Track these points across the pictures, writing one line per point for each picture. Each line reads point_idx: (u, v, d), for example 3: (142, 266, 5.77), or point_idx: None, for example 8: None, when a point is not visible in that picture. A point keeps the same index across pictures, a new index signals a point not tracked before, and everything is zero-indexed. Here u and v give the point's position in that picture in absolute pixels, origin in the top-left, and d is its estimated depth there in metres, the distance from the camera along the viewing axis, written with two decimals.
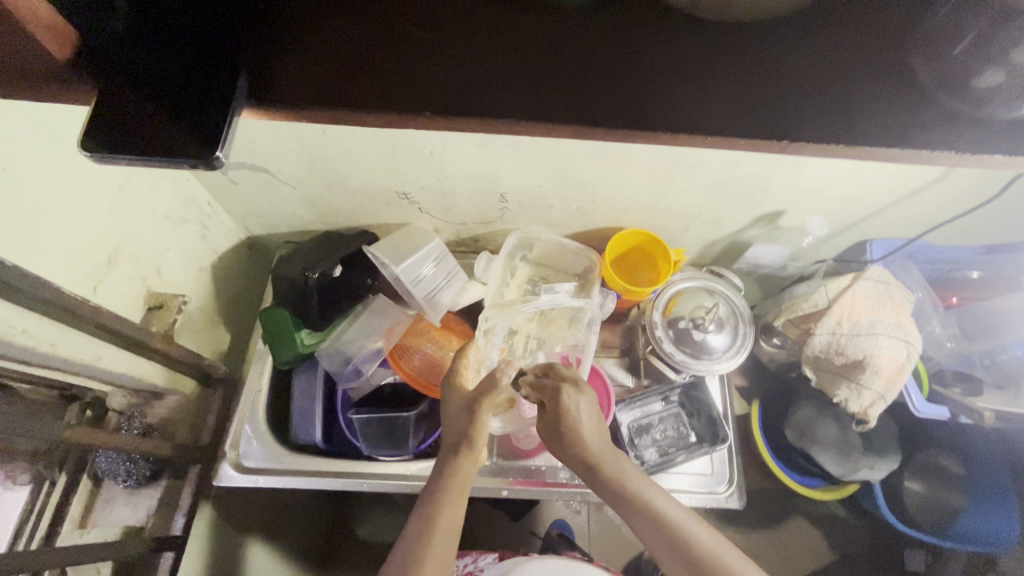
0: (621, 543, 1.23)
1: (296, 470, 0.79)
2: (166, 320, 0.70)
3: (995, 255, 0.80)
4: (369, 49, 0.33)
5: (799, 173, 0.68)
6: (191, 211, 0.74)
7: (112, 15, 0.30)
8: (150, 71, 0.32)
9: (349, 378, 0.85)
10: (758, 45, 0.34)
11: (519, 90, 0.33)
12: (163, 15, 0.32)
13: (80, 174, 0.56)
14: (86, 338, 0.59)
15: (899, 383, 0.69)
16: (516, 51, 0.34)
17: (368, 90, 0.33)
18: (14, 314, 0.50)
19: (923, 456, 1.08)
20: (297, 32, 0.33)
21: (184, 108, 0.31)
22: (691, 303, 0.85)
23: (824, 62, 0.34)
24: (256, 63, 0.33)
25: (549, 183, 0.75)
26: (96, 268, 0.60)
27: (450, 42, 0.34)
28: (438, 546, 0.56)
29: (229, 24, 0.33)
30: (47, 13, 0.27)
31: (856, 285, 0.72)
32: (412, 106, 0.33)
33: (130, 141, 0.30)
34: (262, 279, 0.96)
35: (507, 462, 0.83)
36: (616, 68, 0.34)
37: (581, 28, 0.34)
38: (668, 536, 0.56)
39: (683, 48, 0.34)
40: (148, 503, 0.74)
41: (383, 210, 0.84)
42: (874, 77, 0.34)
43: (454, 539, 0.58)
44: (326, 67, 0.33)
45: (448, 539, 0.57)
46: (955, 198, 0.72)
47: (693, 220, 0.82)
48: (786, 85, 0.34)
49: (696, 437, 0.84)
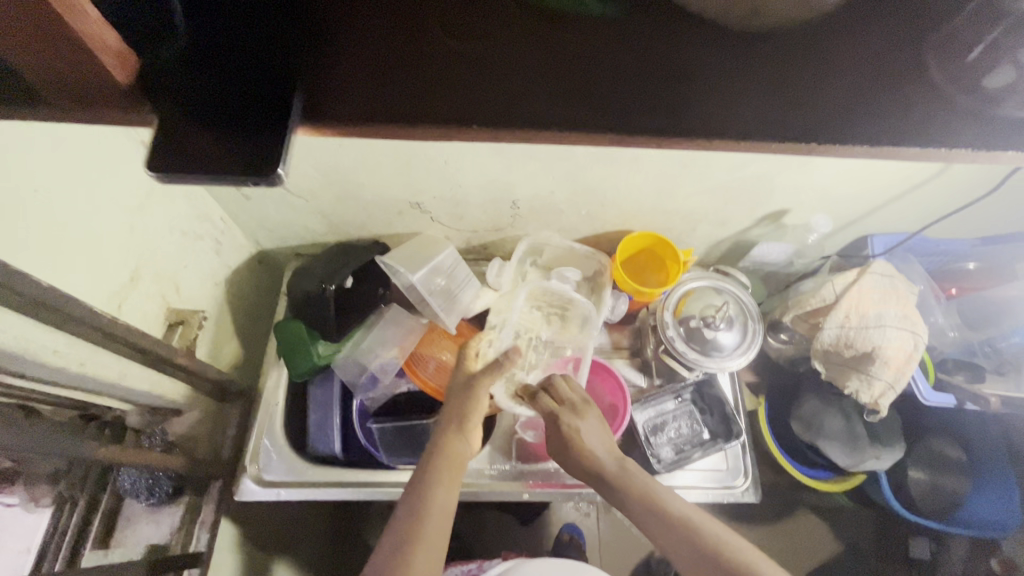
0: (632, 542, 1.24)
1: (317, 482, 0.79)
2: (187, 336, 0.71)
3: (991, 246, 0.83)
4: (417, 69, 0.35)
5: (804, 173, 0.70)
6: (206, 227, 0.75)
7: (167, 48, 0.33)
8: (204, 94, 0.33)
9: (366, 388, 0.86)
10: (782, 52, 0.36)
11: (558, 102, 0.36)
12: (212, 39, 0.34)
13: (105, 194, 0.56)
14: (113, 357, 0.59)
15: (908, 373, 0.71)
16: (553, 64, 0.35)
17: (419, 107, 0.35)
18: (47, 335, 0.50)
19: (926, 445, 1.10)
20: (346, 53, 0.35)
21: (239, 128, 0.33)
22: (701, 302, 0.86)
23: (846, 67, 0.36)
24: (308, 83, 0.34)
25: (560, 190, 0.77)
26: (120, 286, 0.60)
27: (494, 63, 0.36)
28: (431, 525, 0.57)
29: (277, 46, 0.34)
30: (113, 40, 0.29)
31: (862, 280, 0.74)
32: (460, 120, 0.36)
33: (193, 162, 0.32)
34: (272, 292, 0.96)
35: (526, 465, 0.83)
36: (648, 80, 0.36)
37: (613, 40, 0.36)
38: (659, 518, 0.59)
39: (712, 58, 0.36)
40: (170, 521, 0.74)
41: (395, 221, 0.85)
42: (890, 83, 0.36)
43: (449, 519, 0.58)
44: (379, 90, 0.35)
45: (444, 517, 0.58)
46: (953, 194, 0.75)
47: (700, 221, 0.84)
48: (807, 90, 0.36)
49: (709, 433, 0.86)
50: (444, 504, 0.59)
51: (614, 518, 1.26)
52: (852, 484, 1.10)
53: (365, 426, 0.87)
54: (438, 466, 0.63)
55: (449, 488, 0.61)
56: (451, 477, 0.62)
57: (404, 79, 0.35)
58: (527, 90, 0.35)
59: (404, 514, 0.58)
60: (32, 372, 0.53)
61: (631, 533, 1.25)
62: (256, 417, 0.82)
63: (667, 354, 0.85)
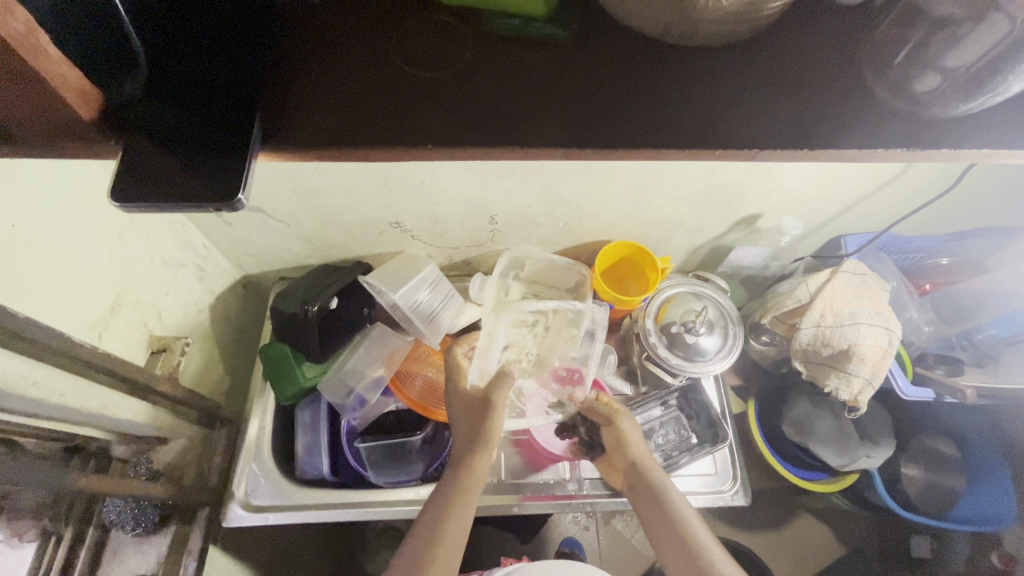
0: (633, 555, 1.23)
1: (308, 505, 0.78)
2: (168, 363, 0.71)
3: (962, 241, 0.86)
4: (375, 97, 0.37)
5: (771, 177, 0.72)
6: (188, 254, 0.75)
7: (132, 79, 0.34)
8: (174, 125, 0.34)
9: (354, 408, 0.87)
10: (723, 64, 0.39)
11: (516, 120, 0.36)
12: (175, 74, 0.35)
13: (84, 225, 0.57)
14: (94, 387, 0.59)
15: (884, 369, 0.73)
16: (510, 81, 0.38)
17: (375, 130, 0.36)
18: (26, 366, 0.51)
19: (920, 441, 1.12)
20: (315, 78, 0.37)
21: (199, 158, 0.34)
22: (681, 308, 0.88)
23: (783, 77, 0.38)
24: (270, 114, 0.36)
25: (536, 203, 0.78)
26: (101, 315, 0.61)
27: (447, 88, 0.37)
28: (445, 547, 0.61)
29: (238, 80, 0.36)
30: (75, 78, 0.30)
31: (835, 279, 0.75)
32: (416, 140, 0.35)
33: (153, 190, 0.33)
34: (258, 315, 0.97)
35: (515, 479, 0.84)
36: (598, 95, 0.37)
37: (565, 60, 0.38)
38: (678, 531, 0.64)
39: (652, 71, 0.38)
40: (157, 550, 0.72)
41: (377, 240, 0.86)
42: (827, 87, 0.38)
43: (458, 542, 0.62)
44: (341, 112, 0.36)
45: (454, 542, 0.62)
46: (918, 192, 0.77)
47: (676, 228, 0.86)
48: (745, 100, 0.37)
49: (697, 438, 0.86)
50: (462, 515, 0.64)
51: (613, 531, 1.25)
52: (850, 483, 1.09)
53: (353, 446, 0.86)
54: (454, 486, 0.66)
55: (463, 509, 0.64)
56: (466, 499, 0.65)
57: (367, 100, 0.36)
58: (489, 109, 0.37)
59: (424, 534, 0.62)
60: (9, 405, 0.53)
61: (630, 546, 1.24)
62: (243, 442, 0.81)
63: (652, 362, 0.87)
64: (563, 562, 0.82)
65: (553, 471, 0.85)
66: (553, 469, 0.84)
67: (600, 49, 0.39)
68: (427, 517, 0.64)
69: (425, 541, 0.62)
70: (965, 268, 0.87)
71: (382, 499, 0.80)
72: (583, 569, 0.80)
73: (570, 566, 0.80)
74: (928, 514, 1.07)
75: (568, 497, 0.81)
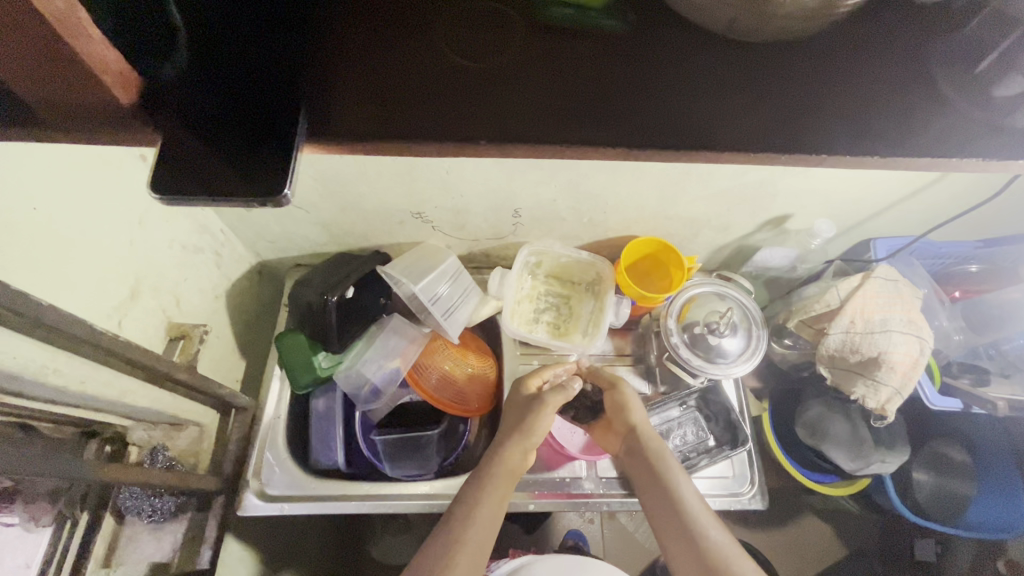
0: (636, 548, 1.24)
1: (322, 495, 0.78)
2: (187, 350, 0.69)
3: (994, 248, 0.83)
4: (420, 86, 0.35)
5: (808, 178, 0.70)
6: (206, 239, 0.74)
7: (171, 65, 0.32)
8: (214, 115, 0.33)
9: (368, 400, 0.85)
10: (790, 59, 0.36)
11: (568, 118, 0.35)
12: (211, 60, 0.33)
13: (104, 210, 0.55)
14: (114, 375, 0.58)
15: (915, 378, 0.71)
16: (559, 70, 0.35)
17: (421, 119, 0.34)
18: (48, 354, 0.50)
19: (930, 447, 1.10)
20: (355, 63, 0.35)
21: (236, 151, 0.32)
22: (705, 308, 0.85)
23: (851, 76, 0.36)
24: (313, 105, 0.34)
25: (562, 197, 0.76)
26: (120, 301, 0.60)
27: (496, 78, 0.35)
28: (476, 532, 0.60)
29: (277, 67, 0.34)
30: (115, 60, 0.28)
31: (867, 285, 0.73)
32: (469, 136, 0.34)
33: (191, 184, 0.31)
34: (273, 303, 0.96)
35: (532, 475, 0.82)
36: (654, 86, 0.36)
37: (621, 53, 0.36)
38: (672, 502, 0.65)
39: (711, 64, 0.36)
40: (172, 537, 0.73)
41: (397, 230, 0.84)
42: (897, 89, 0.36)
43: (491, 528, 0.62)
44: (386, 101, 0.35)
45: (486, 526, 0.61)
46: (955, 198, 0.74)
47: (703, 226, 0.84)
48: (809, 97, 0.35)
49: (716, 441, 0.85)
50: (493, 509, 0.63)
51: (618, 524, 1.25)
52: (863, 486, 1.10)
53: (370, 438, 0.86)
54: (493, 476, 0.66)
55: (498, 501, 0.64)
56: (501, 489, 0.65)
57: (410, 88, 0.35)
58: (538, 100, 0.35)
59: (449, 528, 0.61)
60: (29, 391, 0.52)
61: (633, 541, 1.24)
62: (258, 431, 0.80)
63: (672, 361, 0.86)
64: (574, 557, 0.81)
65: (569, 470, 0.83)
66: (570, 467, 0.83)
67: (662, 39, 0.36)
68: (453, 513, 0.62)
69: (455, 522, 0.61)
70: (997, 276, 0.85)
71: (400, 490, 0.79)
72: (595, 566, 0.79)
73: (581, 564, 0.79)
74: (939, 519, 1.06)
75: (584, 496, 0.80)
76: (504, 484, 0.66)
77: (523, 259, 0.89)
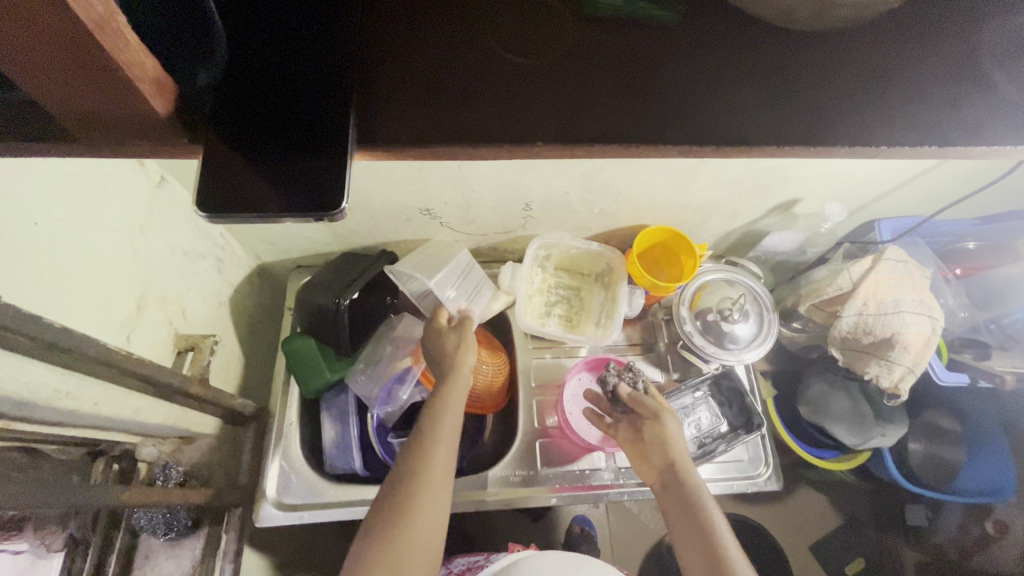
0: (643, 531, 1.25)
1: (341, 502, 0.76)
2: (198, 363, 0.67)
3: (993, 225, 0.84)
4: (468, 83, 0.33)
5: (818, 165, 0.70)
6: (207, 245, 0.71)
7: (206, 69, 0.30)
8: (250, 126, 0.31)
9: (383, 403, 0.84)
10: (842, 51, 0.35)
11: (626, 113, 0.33)
12: (249, 65, 0.31)
13: (106, 221, 0.53)
14: (126, 393, 0.56)
15: (927, 356, 0.73)
16: (611, 62, 0.34)
17: (469, 117, 0.32)
18: (60, 377, 0.47)
19: (925, 417, 1.13)
20: (401, 65, 0.34)
21: (285, 162, 0.30)
22: (717, 295, 0.86)
23: (902, 68, 0.35)
24: (360, 108, 0.32)
25: (575, 189, 0.75)
26: (128, 316, 0.57)
27: (548, 72, 0.34)
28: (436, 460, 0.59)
29: (317, 68, 0.32)
30: (153, 69, 0.26)
31: (878, 267, 0.74)
32: (526, 138, 0.32)
33: (238, 198, 0.30)
34: (274, 306, 0.92)
35: (552, 470, 0.82)
36: (706, 73, 0.35)
37: (676, 46, 0.35)
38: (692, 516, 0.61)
39: (759, 55, 0.35)
40: (190, 554, 0.70)
41: (403, 227, 0.82)
42: (946, 77, 0.35)
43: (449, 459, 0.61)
44: (434, 97, 0.33)
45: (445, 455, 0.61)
46: (960, 179, 0.76)
47: (712, 214, 0.84)
48: (862, 84, 0.35)
49: (729, 426, 0.85)
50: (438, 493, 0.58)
51: (625, 509, 1.27)
52: (857, 461, 1.12)
53: (386, 441, 0.86)
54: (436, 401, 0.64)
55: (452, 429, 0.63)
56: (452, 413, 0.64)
57: (459, 88, 0.33)
58: (592, 96, 0.33)
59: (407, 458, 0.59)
60: (40, 417, 0.50)
61: (641, 524, 1.26)
62: (270, 439, 0.78)
63: (686, 349, 0.86)
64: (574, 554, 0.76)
65: (588, 461, 0.82)
66: (589, 459, 0.83)
67: (707, 25, 0.36)
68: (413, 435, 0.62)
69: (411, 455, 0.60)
70: (996, 252, 0.86)
71: None
72: (594, 564, 0.75)
73: (580, 562, 0.75)
74: (929, 485, 1.11)
75: (605, 488, 0.81)
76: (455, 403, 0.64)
77: (532, 253, 0.87)
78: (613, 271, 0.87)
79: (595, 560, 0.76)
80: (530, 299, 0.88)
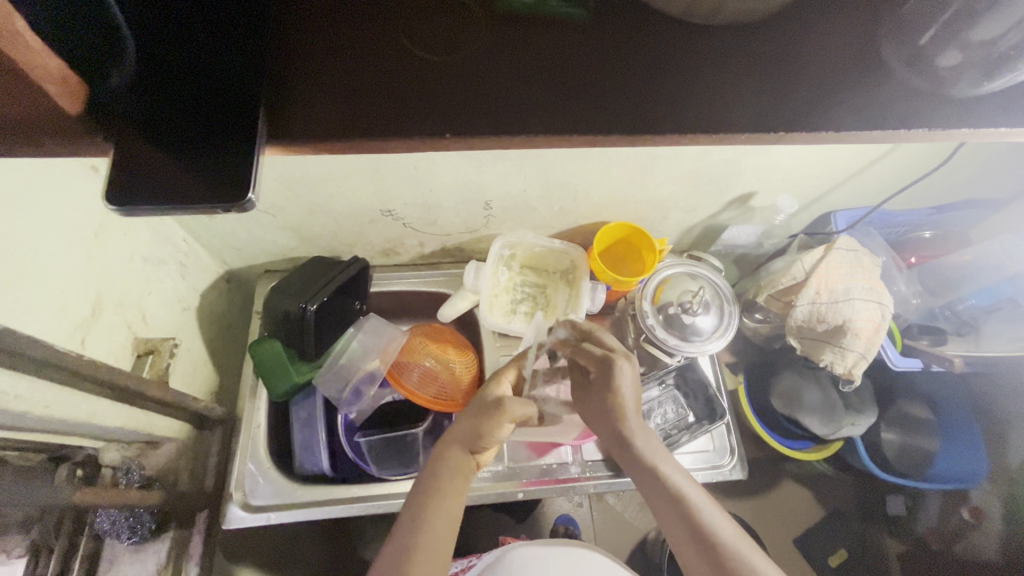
0: (626, 528, 1.26)
1: (308, 503, 0.76)
2: (157, 365, 0.68)
3: (944, 215, 0.87)
4: (382, 82, 0.37)
5: (769, 157, 0.72)
6: (168, 250, 0.71)
7: (119, 71, 0.34)
8: (170, 116, 0.35)
9: (350, 403, 0.86)
10: (746, 44, 0.39)
11: (518, 104, 0.37)
12: (162, 64, 0.36)
13: (58, 227, 0.53)
14: (79, 396, 0.56)
15: (878, 342, 0.75)
16: (519, 56, 0.38)
17: (381, 113, 0.36)
18: (8, 379, 0.48)
19: (895, 406, 1.14)
20: (318, 62, 0.37)
21: (191, 153, 0.34)
22: (678, 289, 0.87)
23: (805, 55, 0.39)
24: (274, 107, 0.36)
25: (532, 187, 0.76)
26: (82, 319, 0.57)
27: (464, 67, 0.38)
28: (432, 537, 0.53)
29: (227, 67, 0.36)
30: (56, 67, 0.29)
31: (829, 256, 0.76)
32: (435, 132, 0.36)
33: (148, 191, 0.34)
34: (245, 312, 0.94)
35: (518, 465, 0.83)
36: (608, 68, 0.38)
37: (581, 40, 0.39)
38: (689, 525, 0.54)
39: (661, 42, 0.39)
40: (156, 558, 0.70)
41: (368, 229, 0.83)
42: (843, 63, 0.39)
43: (449, 540, 0.54)
44: (347, 98, 0.37)
45: (443, 537, 0.53)
46: (906, 169, 0.78)
47: (671, 210, 0.85)
48: (758, 71, 0.38)
49: (695, 416, 0.87)
50: (450, 516, 0.55)
51: (607, 507, 1.27)
52: (835, 450, 1.11)
53: (354, 441, 0.86)
54: (442, 473, 0.58)
55: (455, 501, 0.56)
56: (459, 486, 0.57)
57: (374, 87, 0.37)
58: (498, 91, 0.37)
59: (403, 532, 0.53)
60: None
61: (624, 521, 1.26)
62: (238, 442, 0.79)
63: (649, 343, 0.86)
64: (559, 544, 0.77)
65: (555, 456, 0.84)
66: (556, 454, 0.84)
67: (627, 15, 0.39)
68: (407, 512, 0.56)
69: (407, 533, 0.53)
70: (952, 239, 0.90)
71: (387, 491, 0.78)
72: (573, 552, 0.75)
73: (562, 553, 0.76)
74: (903, 475, 1.11)
75: (571, 481, 0.81)
76: (460, 485, 0.58)
77: (494, 250, 0.87)
78: (578, 268, 0.88)
79: (580, 547, 0.77)
80: (496, 298, 0.88)
